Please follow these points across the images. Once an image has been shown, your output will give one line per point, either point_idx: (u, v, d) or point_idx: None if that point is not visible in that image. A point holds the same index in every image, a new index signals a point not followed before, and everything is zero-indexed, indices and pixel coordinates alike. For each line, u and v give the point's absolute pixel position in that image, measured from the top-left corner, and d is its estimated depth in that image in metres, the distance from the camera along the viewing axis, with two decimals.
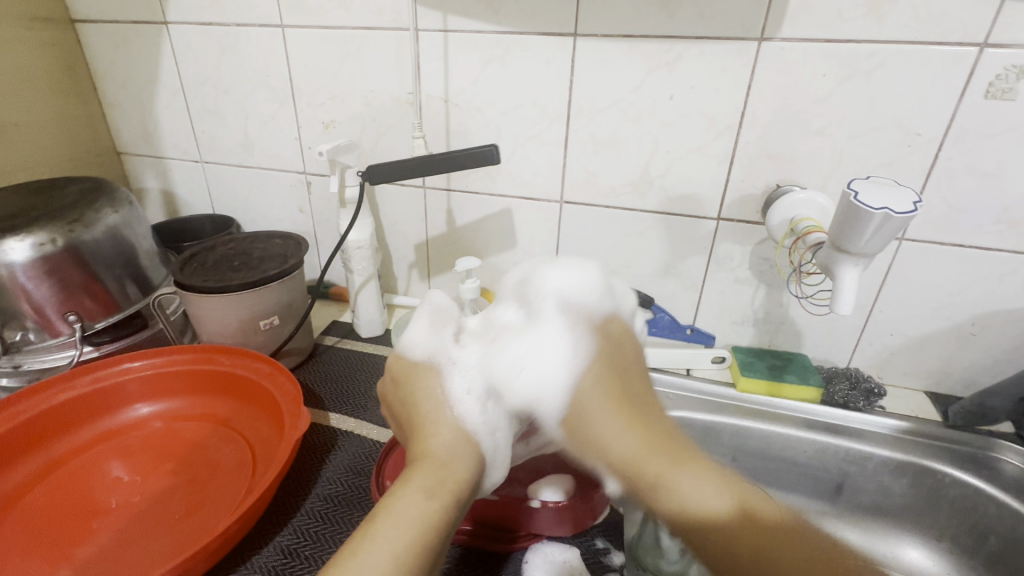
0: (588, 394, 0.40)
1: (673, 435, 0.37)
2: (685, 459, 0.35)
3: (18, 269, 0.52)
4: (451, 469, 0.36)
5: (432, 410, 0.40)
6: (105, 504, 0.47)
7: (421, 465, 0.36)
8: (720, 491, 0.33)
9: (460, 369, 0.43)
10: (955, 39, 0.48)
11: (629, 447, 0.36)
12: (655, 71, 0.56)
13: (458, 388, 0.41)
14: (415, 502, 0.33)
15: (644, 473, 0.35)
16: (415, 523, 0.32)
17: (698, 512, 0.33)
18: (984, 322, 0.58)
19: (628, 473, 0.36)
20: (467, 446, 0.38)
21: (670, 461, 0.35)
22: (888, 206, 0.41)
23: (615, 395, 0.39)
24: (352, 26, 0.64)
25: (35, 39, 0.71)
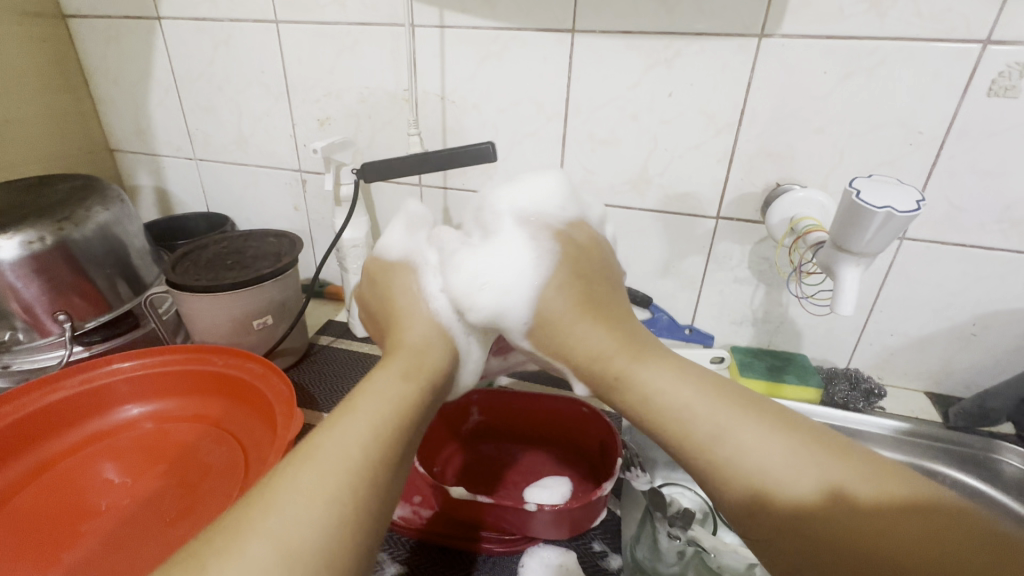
0: (550, 307, 0.36)
1: (680, 363, 0.34)
2: (701, 389, 0.32)
3: (5, 268, 0.51)
4: (427, 357, 0.35)
5: (407, 305, 0.39)
6: (94, 507, 0.46)
7: (396, 355, 0.35)
8: (752, 426, 0.30)
9: (434, 268, 0.41)
10: (957, 36, 0.47)
11: (593, 346, 0.35)
12: (654, 68, 0.56)
13: (430, 284, 0.40)
14: (391, 384, 0.32)
15: (645, 395, 0.33)
16: (393, 402, 0.31)
17: (633, 387, 0.33)
18: (984, 322, 0.58)
19: (600, 378, 0.34)
20: (442, 338, 0.37)
21: (630, 358, 0.34)
22: (891, 205, 0.40)
23: (584, 303, 0.36)
24: (347, 22, 0.63)
25: (25, 34, 0.70)
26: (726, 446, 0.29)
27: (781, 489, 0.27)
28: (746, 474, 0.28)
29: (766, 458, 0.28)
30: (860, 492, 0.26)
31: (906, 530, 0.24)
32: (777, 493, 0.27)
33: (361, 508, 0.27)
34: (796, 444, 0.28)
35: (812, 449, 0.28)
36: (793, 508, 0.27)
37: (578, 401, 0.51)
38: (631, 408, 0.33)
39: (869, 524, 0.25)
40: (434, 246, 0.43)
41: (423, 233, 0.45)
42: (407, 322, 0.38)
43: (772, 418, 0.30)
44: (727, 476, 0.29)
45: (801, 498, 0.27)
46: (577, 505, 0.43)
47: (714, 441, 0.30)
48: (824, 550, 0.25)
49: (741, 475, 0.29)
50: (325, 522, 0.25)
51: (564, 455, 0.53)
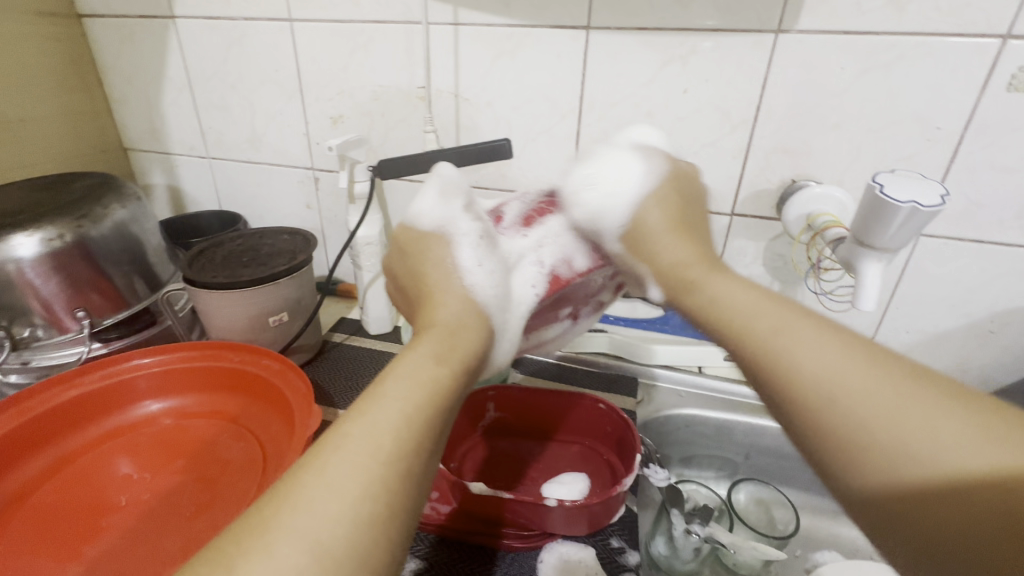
0: (647, 217, 0.36)
1: (743, 280, 0.32)
2: (766, 303, 0.30)
3: (25, 265, 0.51)
4: (458, 337, 0.32)
5: (437, 279, 0.36)
6: (114, 502, 0.47)
7: (429, 333, 0.31)
8: (820, 339, 0.27)
9: (470, 240, 0.37)
10: (978, 30, 0.47)
11: (675, 254, 0.34)
12: (670, 65, 0.56)
13: (467, 258, 0.36)
14: (424, 365, 0.29)
15: (711, 305, 0.31)
16: (422, 385, 0.28)
17: (699, 296, 0.32)
18: (1002, 319, 0.57)
19: (673, 283, 0.34)
20: (475, 319, 0.34)
21: (706, 270, 0.33)
22: (915, 199, 0.40)
23: (678, 219, 0.36)
24: (361, 20, 0.63)
25: (41, 34, 0.70)
26: (793, 362, 0.27)
27: (842, 401, 0.25)
28: (806, 381, 0.27)
29: (830, 366, 0.26)
30: (930, 416, 0.24)
31: (975, 451, 0.22)
32: (835, 407, 0.25)
33: (392, 497, 0.25)
34: (867, 359, 0.26)
35: (881, 366, 0.26)
36: (850, 420, 0.25)
37: (595, 399, 0.52)
38: (691, 315, 0.32)
39: (933, 442, 0.23)
40: (470, 216, 0.39)
41: (459, 200, 0.40)
42: (439, 301, 0.34)
43: (845, 338, 0.27)
44: (782, 383, 0.27)
45: (864, 413, 0.25)
46: (595, 502, 0.43)
47: (774, 348, 0.28)
48: (881, 463, 0.24)
49: (800, 383, 0.27)
50: (352, 513, 0.24)
51: (581, 452, 0.53)
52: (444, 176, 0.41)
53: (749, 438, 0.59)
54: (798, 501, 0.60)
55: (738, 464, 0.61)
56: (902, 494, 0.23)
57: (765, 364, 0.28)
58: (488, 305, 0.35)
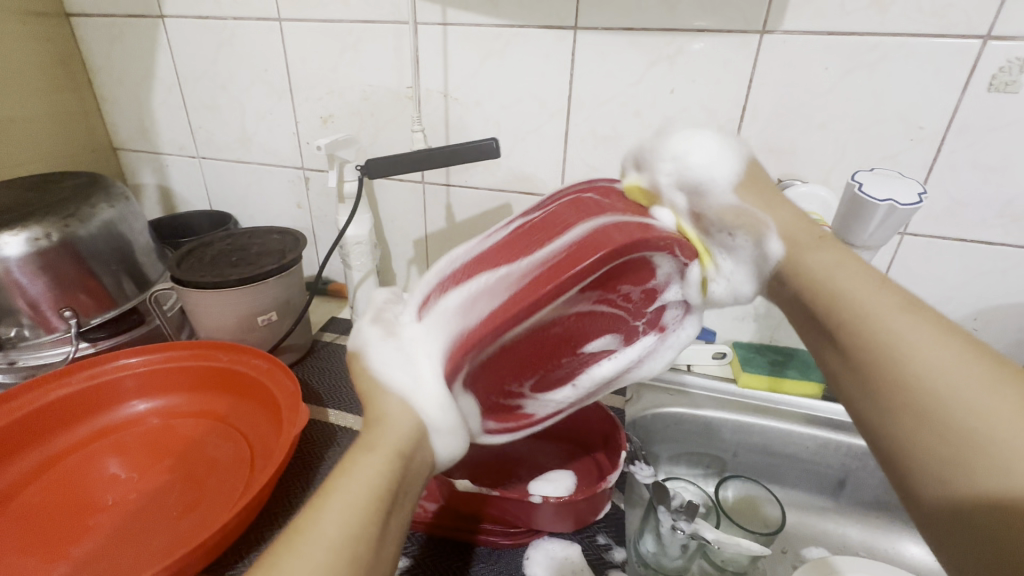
0: (759, 179, 0.39)
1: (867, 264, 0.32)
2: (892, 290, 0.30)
3: (12, 265, 0.51)
4: (399, 434, 0.30)
5: (367, 385, 0.34)
6: (101, 501, 0.47)
7: (372, 428, 0.30)
8: (933, 330, 0.27)
9: (383, 346, 0.35)
10: (958, 31, 0.47)
11: (780, 222, 0.36)
12: (656, 65, 0.56)
13: (387, 360, 0.34)
14: (369, 466, 0.28)
15: (828, 286, 0.32)
16: (366, 504, 0.26)
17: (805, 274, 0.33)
18: (985, 316, 0.58)
19: (794, 239, 0.35)
20: (410, 419, 0.31)
21: (816, 244, 0.35)
22: (893, 198, 0.41)
23: (767, 191, 0.38)
24: (350, 20, 0.63)
25: (29, 33, 0.70)
26: (903, 341, 0.27)
27: (927, 381, 0.26)
28: (899, 358, 0.27)
29: (933, 354, 0.26)
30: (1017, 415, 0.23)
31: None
32: (923, 384, 0.26)
33: None
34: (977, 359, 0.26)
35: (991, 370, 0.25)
36: (928, 394, 0.26)
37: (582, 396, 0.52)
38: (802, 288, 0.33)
39: (1005, 443, 0.23)
40: (378, 323, 0.37)
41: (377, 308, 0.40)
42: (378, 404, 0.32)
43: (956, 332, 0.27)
44: (869, 357, 0.28)
45: (952, 402, 0.25)
46: (582, 498, 0.44)
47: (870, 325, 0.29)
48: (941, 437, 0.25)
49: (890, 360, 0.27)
50: None
51: (568, 450, 0.53)
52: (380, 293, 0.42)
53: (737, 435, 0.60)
54: (785, 498, 0.61)
55: (726, 461, 0.61)
56: (974, 483, 0.23)
57: (860, 346, 0.29)
58: (413, 397, 0.32)
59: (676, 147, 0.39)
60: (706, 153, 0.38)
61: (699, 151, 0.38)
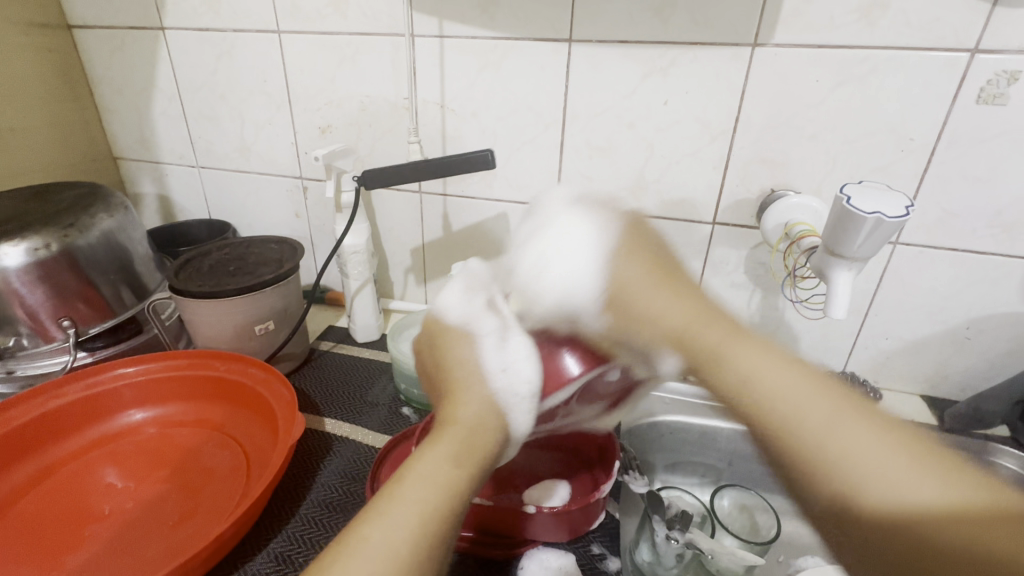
0: (625, 273, 0.38)
1: (771, 350, 0.33)
2: (789, 374, 0.31)
3: (11, 275, 0.52)
4: (473, 438, 0.34)
5: (465, 379, 0.37)
6: (97, 510, 0.47)
7: (445, 431, 0.34)
8: (829, 410, 0.30)
9: (493, 338, 0.40)
10: (947, 45, 0.48)
11: (680, 316, 0.35)
12: (650, 77, 0.57)
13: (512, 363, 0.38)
14: (445, 472, 0.32)
15: (740, 375, 0.32)
16: (440, 488, 0.31)
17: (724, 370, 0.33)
18: (978, 325, 0.58)
19: (689, 344, 0.34)
20: (495, 417, 0.36)
21: (726, 333, 0.34)
22: (880, 211, 0.41)
23: (656, 270, 0.38)
24: (348, 32, 0.64)
25: (31, 44, 0.71)
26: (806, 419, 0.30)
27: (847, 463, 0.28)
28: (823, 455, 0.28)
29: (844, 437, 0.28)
30: (926, 479, 0.26)
31: (962, 507, 0.25)
32: (847, 470, 0.27)
33: None
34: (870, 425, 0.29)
35: (885, 430, 0.28)
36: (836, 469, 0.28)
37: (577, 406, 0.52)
38: (713, 382, 0.33)
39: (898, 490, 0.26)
40: (489, 314, 0.42)
41: (479, 296, 0.44)
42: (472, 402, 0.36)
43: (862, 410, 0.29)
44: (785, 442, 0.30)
45: (859, 472, 0.27)
46: (575, 507, 0.44)
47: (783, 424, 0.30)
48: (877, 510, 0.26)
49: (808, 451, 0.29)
50: None
51: (563, 459, 0.53)
52: (470, 277, 0.47)
53: (733, 444, 0.60)
54: (781, 507, 0.61)
55: (721, 470, 0.61)
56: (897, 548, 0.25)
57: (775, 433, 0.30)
58: (510, 410, 0.36)
59: (540, 252, 0.43)
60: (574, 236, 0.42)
61: (558, 254, 0.41)
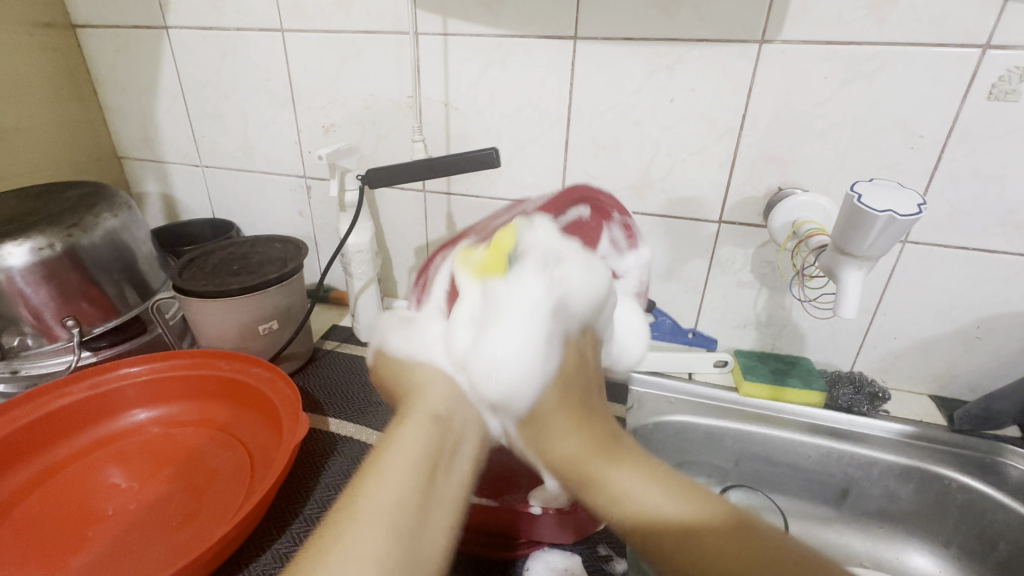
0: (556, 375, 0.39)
1: (646, 465, 0.35)
2: (612, 454, 0.36)
3: (15, 274, 0.52)
4: (429, 401, 0.37)
5: (408, 367, 0.42)
6: (101, 511, 0.47)
7: (410, 400, 0.38)
8: (637, 472, 0.35)
9: (403, 329, 0.46)
10: (957, 41, 0.48)
11: (570, 449, 0.36)
12: (656, 75, 0.56)
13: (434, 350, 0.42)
14: (415, 429, 0.34)
15: (616, 498, 0.34)
16: (418, 447, 0.33)
17: (602, 500, 0.35)
18: (988, 325, 0.58)
19: (575, 473, 0.36)
20: (448, 385, 0.39)
21: (603, 464, 0.35)
22: (892, 209, 0.41)
23: (573, 404, 0.39)
24: (352, 30, 0.63)
25: (36, 44, 0.71)
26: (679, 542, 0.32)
27: (656, 517, 0.33)
28: (646, 515, 0.33)
29: (649, 491, 0.34)
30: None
31: None
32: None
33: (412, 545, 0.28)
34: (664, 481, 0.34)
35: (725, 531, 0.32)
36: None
37: None
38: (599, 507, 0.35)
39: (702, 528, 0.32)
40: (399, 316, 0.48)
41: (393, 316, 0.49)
42: (425, 380, 0.40)
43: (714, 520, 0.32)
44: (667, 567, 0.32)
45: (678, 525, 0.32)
46: (582, 508, 0.44)
47: (614, 490, 0.34)
48: (688, 555, 0.31)
49: (638, 514, 0.33)
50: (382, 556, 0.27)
51: None
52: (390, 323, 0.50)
53: (740, 443, 0.59)
54: (788, 509, 0.60)
55: (728, 471, 0.61)
56: None
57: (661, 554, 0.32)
58: (455, 374, 0.40)
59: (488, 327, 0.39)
60: (512, 341, 0.38)
61: (503, 325, 0.39)
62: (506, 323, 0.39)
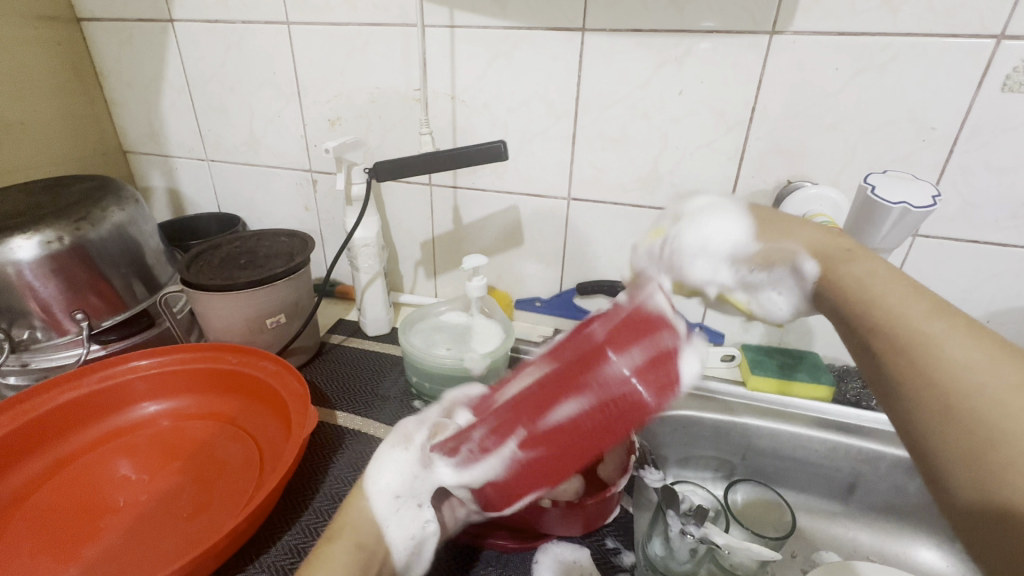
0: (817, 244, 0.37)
1: (963, 316, 0.30)
2: (943, 311, 0.30)
3: (24, 268, 0.52)
4: (358, 525, 0.35)
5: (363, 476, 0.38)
6: (112, 503, 0.47)
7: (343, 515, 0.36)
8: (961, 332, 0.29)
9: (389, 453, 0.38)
10: (971, 31, 0.47)
11: (864, 271, 0.34)
12: (664, 67, 0.56)
13: (376, 478, 0.37)
14: (340, 551, 0.33)
15: (897, 321, 0.30)
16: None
17: (877, 312, 0.32)
18: (999, 319, 0.57)
19: (854, 295, 0.33)
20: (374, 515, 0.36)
21: (911, 290, 0.32)
22: (906, 201, 0.40)
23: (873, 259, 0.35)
24: (358, 23, 0.63)
25: (41, 38, 0.71)
26: (962, 377, 0.27)
27: (966, 385, 0.27)
28: (945, 375, 0.28)
29: (962, 353, 0.28)
30: None
31: None
32: (988, 426, 0.26)
33: None
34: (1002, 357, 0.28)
35: None
36: (985, 430, 0.26)
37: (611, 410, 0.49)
38: (865, 322, 0.32)
39: None
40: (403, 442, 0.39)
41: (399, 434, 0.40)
42: (354, 507, 0.36)
43: None
44: (921, 390, 0.28)
45: (1000, 426, 0.25)
46: (589, 501, 0.44)
47: (900, 323, 0.30)
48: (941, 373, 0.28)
49: (938, 381, 0.28)
50: None
51: None
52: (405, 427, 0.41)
53: (747, 438, 0.60)
54: (796, 502, 0.60)
55: (735, 464, 0.61)
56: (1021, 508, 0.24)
57: (922, 377, 0.28)
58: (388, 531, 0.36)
59: (698, 254, 0.40)
60: (721, 235, 0.40)
61: (711, 241, 0.40)
62: (709, 232, 0.40)
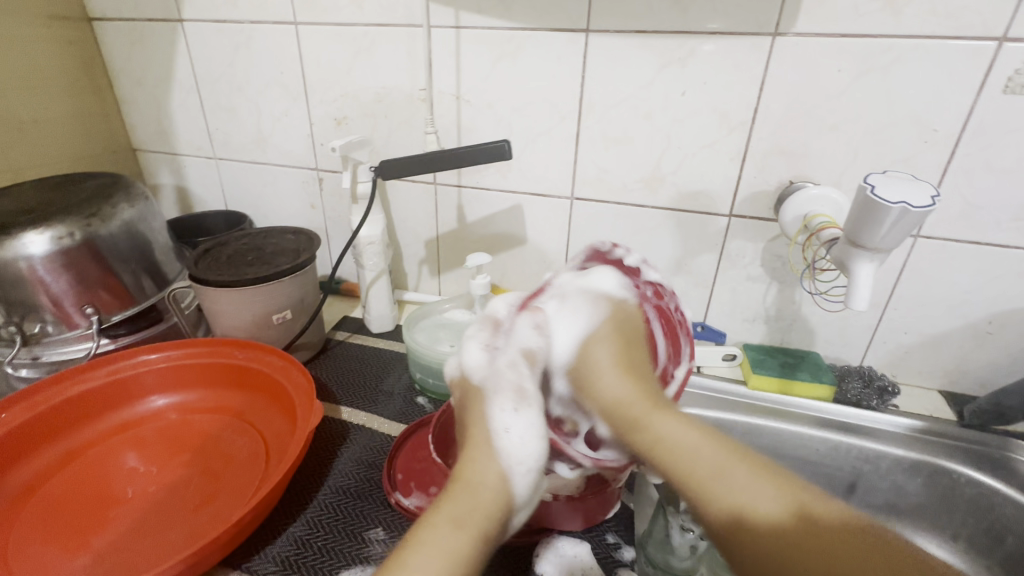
0: (614, 393, 0.41)
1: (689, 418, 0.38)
2: (710, 446, 0.35)
3: (37, 262, 0.53)
4: (482, 501, 0.36)
5: (481, 437, 0.40)
6: (121, 493, 0.48)
7: (455, 491, 0.36)
8: (757, 477, 0.32)
9: (508, 400, 0.42)
10: (974, 33, 0.47)
11: (619, 392, 0.41)
12: (668, 68, 0.56)
13: (519, 454, 0.39)
14: (455, 537, 0.33)
15: (659, 440, 0.37)
16: (450, 551, 0.32)
17: (647, 431, 0.38)
18: (1000, 320, 0.58)
19: (620, 414, 0.40)
20: (501, 489, 0.37)
21: (651, 407, 0.39)
22: (905, 200, 0.41)
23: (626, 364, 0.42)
24: (365, 23, 0.64)
25: (52, 37, 0.72)
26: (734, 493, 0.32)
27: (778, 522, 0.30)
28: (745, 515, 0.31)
29: (777, 503, 0.31)
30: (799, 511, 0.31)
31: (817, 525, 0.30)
32: (770, 518, 0.31)
33: None
34: (788, 492, 0.32)
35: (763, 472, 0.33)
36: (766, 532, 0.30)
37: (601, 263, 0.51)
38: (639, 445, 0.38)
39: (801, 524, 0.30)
40: (511, 381, 0.43)
41: (495, 367, 0.45)
42: (471, 473, 0.38)
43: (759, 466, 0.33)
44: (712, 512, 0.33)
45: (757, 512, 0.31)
46: (591, 495, 0.45)
47: (705, 483, 0.34)
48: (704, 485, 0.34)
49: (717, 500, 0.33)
50: None
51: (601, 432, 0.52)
52: (496, 377, 0.44)
53: (748, 435, 0.60)
54: None
55: None
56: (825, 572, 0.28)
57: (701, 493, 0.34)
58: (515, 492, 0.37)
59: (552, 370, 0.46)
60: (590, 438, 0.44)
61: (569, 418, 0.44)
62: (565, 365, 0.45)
